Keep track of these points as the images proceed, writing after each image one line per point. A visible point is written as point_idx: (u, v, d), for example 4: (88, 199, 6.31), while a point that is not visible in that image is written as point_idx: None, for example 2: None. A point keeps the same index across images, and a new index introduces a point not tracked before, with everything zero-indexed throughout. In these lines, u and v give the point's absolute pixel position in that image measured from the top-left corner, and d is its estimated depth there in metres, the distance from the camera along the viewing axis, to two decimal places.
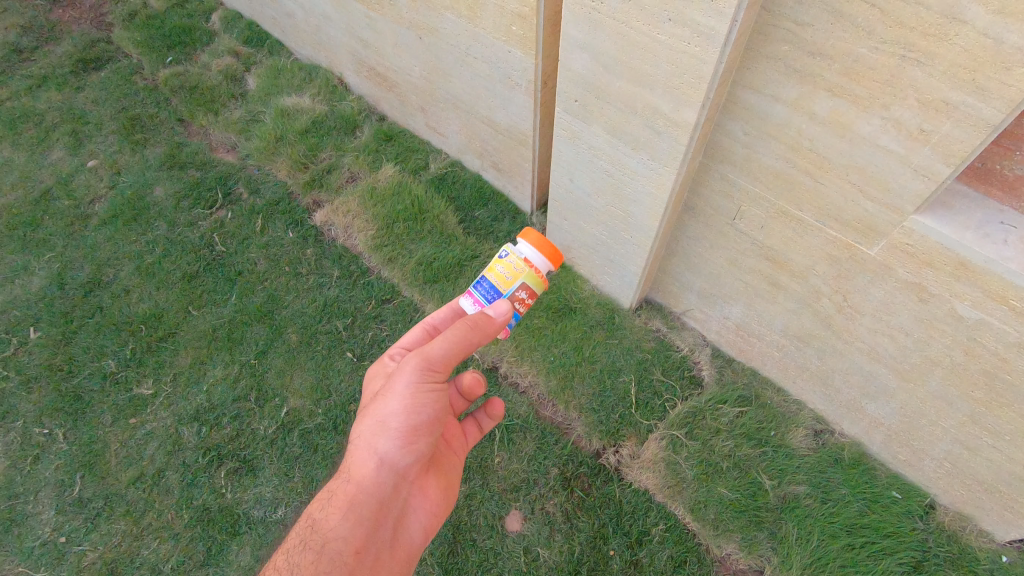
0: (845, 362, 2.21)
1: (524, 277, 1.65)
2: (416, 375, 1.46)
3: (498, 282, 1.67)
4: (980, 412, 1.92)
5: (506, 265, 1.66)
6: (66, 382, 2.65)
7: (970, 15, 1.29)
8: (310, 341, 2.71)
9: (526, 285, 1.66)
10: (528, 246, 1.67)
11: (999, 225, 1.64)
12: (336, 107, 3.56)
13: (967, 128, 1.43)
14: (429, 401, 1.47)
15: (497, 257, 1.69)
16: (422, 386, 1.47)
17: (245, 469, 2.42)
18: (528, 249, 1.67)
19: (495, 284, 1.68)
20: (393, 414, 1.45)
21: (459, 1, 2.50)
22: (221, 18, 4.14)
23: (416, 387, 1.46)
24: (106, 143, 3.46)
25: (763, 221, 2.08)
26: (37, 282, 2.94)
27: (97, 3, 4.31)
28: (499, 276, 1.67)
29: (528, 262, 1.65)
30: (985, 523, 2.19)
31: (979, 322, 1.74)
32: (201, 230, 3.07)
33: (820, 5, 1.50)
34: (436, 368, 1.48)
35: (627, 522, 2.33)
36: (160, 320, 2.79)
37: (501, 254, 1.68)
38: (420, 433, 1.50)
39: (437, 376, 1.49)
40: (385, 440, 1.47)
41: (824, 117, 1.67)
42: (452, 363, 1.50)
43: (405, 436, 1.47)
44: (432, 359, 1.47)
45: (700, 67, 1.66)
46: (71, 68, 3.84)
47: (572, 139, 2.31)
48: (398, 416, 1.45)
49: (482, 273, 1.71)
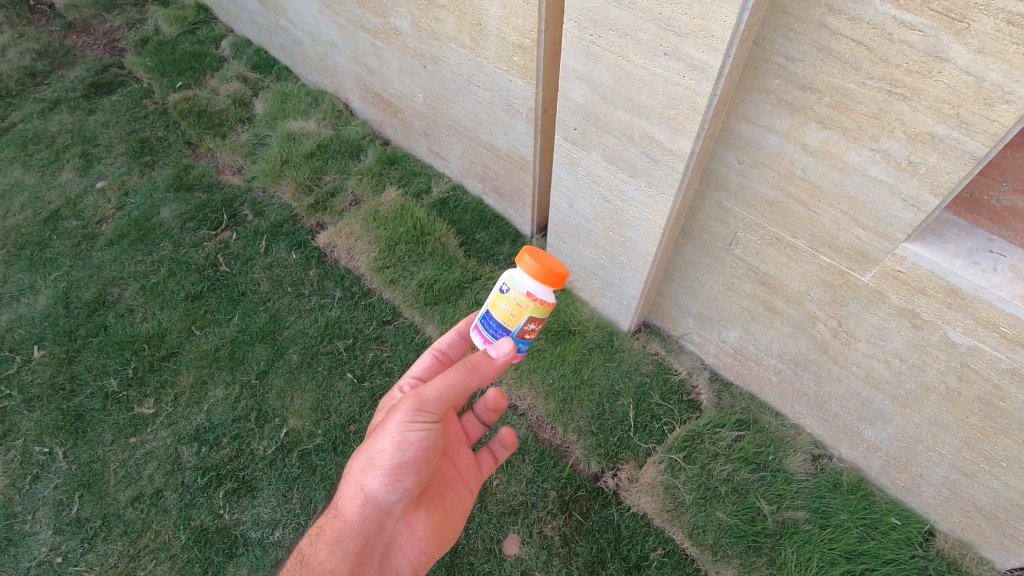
0: (842, 387, 2.22)
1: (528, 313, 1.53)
2: (411, 417, 1.52)
3: (502, 318, 1.57)
4: (976, 438, 1.93)
5: (508, 302, 1.53)
6: (68, 401, 2.66)
7: (952, 54, 1.35)
8: (311, 362, 2.74)
9: (534, 316, 1.54)
10: (526, 277, 1.51)
11: (988, 253, 1.68)
12: (341, 131, 3.63)
13: (953, 160, 1.47)
14: (420, 444, 1.54)
15: (498, 292, 1.57)
16: (414, 428, 1.53)
17: (244, 490, 2.42)
18: (528, 281, 1.51)
19: (501, 321, 1.57)
20: (382, 453, 1.54)
21: (463, 32, 2.58)
22: (231, 44, 4.25)
23: (406, 429, 1.52)
24: (115, 164, 3.53)
25: (759, 247, 2.12)
26: (43, 300, 2.97)
27: (111, 29, 4.43)
28: (502, 312, 1.56)
29: (530, 296, 1.51)
30: (985, 550, 2.18)
31: (972, 349, 1.76)
32: (206, 250, 3.12)
33: (809, 41, 1.56)
34: (428, 411, 1.52)
35: (625, 547, 2.32)
36: (163, 339, 2.82)
37: (503, 289, 1.54)
38: (408, 471, 1.58)
39: (431, 418, 1.54)
40: (375, 476, 1.58)
41: (815, 147, 1.72)
42: (446, 404, 1.54)
43: (394, 474, 1.57)
44: (427, 401, 1.51)
45: (695, 99, 1.72)
46: (83, 91, 3.94)
47: (571, 166, 2.36)
48: (387, 456, 1.54)
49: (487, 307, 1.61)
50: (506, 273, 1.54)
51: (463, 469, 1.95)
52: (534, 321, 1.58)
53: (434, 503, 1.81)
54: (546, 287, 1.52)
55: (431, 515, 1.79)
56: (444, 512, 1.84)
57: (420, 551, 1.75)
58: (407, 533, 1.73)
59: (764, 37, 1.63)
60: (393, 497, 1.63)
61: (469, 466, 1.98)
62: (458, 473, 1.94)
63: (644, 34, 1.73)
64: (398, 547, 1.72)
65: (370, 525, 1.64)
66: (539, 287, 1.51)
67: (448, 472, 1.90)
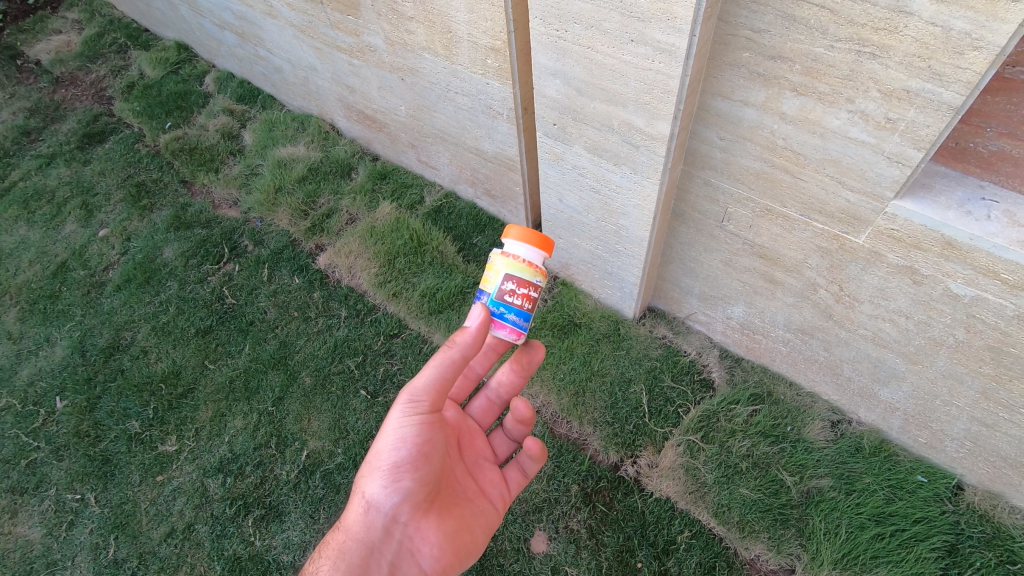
0: (851, 350, 2.21)
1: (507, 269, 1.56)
2: (400, 407, 1.56)
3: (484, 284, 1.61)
4: (992, 387, 1.91)
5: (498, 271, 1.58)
6: (95, 447, 2.73)
7: (916, 7, 1.34)
8: (324, 383, 2.77)
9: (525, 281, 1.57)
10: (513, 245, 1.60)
11: (981, 201, 1.66)
12: (330, 152, 3.67)
13: (930, 113, 1.47)
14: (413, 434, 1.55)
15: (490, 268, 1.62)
16: (408, 421, 1.56)
17: (272, 515, 2.46)
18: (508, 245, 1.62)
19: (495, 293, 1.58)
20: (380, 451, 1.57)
21: (435, 41, 2.60)
22: (214, 79, 4.31)
23: (400, 423, 1.56)
24: (115, 211, 3.60)
25: (751, 220, 2.11)
26: (60, 351, 3.04)
27: (97, 78, 4.52)
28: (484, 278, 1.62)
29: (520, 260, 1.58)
30: (1016, 499, 2.16)
31: (976, 298, 1.74)
32: (211, 285, 3.18)
33: (773, 11, 1.55)
34: (418, 399, 1.56)
35: (651, 533, 2.32)
36: (179, 377, 2.87)
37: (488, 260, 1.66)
38: (406, 469, 1.58)
39: (421, 404, 1.56)
40: (374, 479, 1.57)
41: (793, 116, 1.71)
42: (438, 391, 1.56)
43: (392, 472, 1.57)
44: (416, 391, 1.55)
45: (667, 81, 1.72)
46: (77, 143, 4.01)
47: (556, 161, 2.37)
48: (386, 452, 1.56)
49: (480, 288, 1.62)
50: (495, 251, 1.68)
51: (485, 485, 1.89)
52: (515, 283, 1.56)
53: (450, 510, 1.74)
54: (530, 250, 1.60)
55: (447, 521, 1.72)
56: (463, 520, 1.76)
57: (436, 559, 1.68)
58: (420, 538, 1.66)
59: (728, 12, 1.63)
60: (394, 499, 1.58)
61: (494, 483, 1.91)
62: (480, 489, 1.86)
63: (609, 24, 1.73)
64: (413, 553, 1.66)
65: (375, 533, 1.61)
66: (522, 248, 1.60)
67: (468, 486, 1.84)
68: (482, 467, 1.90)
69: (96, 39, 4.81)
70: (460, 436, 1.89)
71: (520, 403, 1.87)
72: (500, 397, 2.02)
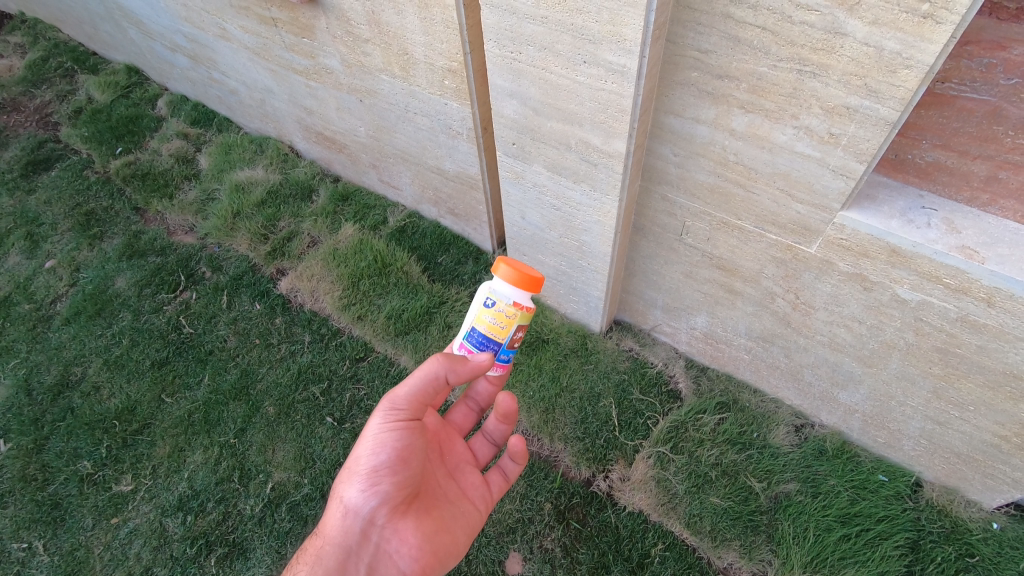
0: (810, 356, 2.27)
1: (507, 322, 1.60)
2: (379, 414, 1.56)
3: (492, 333, 1.61)
4: (942, 387, 1.98)
5: (495, 315, 1.59)
6: (43, 491, 2.58)
7: (851, 28, 1.40)
8: (288, 412, 2.70)
9: (521, 325, 1.63)
10: (508, 287, 1.58)
11: (921, 209, 1.75)
12: (289, 174, 3.62)
13: (870, 128, 1.53)
14: (392, 441, 1.55)
15: (481, 305, 1.61)
16: (387, 429, 1.55)
17: (236, 553, 2.37)
18: (512, 291, 1.59)
19: (488, 335, 1.61)
20: (358, 458, 1.55)
21: (392, 63, 2.60)
22: (167, 102, 4.21)
23: (380, 429, 1.55)
24: (63, 241, 3.45)
25: (708, 233, 2.15)
26: (3, 391, 2.88)
27: (41, 103, 4.36)
28: (489, 326, 1.61)
29: (516, 306, 1.58)
30: (971, 492, 2.24)
31: (922, 302, 1.81)
32: (167, 314, 3.07)
33: (718, 33, 1.60)
34: (398, 406, 1.56)
35: (625, 548, 2.32)
36: (134, 413, 2.75)
37: (485, 302, 1.60)
38: (385, 473, 1.55)
39: (399, 411, 1.56)
40: (353, 484, 1.55)
41: (742, 132, 1.76)
42: (417, 400, 1.57)
43: (371, 477, 1.54)
44: (394, 399, 1.56)
45: (620, 101, 1.76)
46: (21, 172, 3.85)
47: (517, 180, 2.38)
48: (364, 458, 1.54)
49: (470, 322, 1.64)
50: (486, 286, 1.61)
51: (468, 489, 1.84)
52: (521, 329, 1.65)
53: (430, 512, 1.70)
54: (528, 293, 1.60)
55: (427, 523, 1.68)
56: (442, 521, 1.72)
57: (415, 559, 1.63)
58: (398, 540, 1.62)
59: (675, 33, 1.67)
60: (372, 503, 1.56)
61: (476, 487, 1.87)
62: (462, 492, 1.82)
63: (561, 46, 1.76)
64: (391, 555, 1.62)
65: (353, 536, 1.59)
66: (518, 292, 1.59)
67: (450, 490, 1.80)
68: (464, 471, 1.86)
69: (39, 63, 4.64)
70: (442, 444, 1.84)
71: (504, 397, 1.83)
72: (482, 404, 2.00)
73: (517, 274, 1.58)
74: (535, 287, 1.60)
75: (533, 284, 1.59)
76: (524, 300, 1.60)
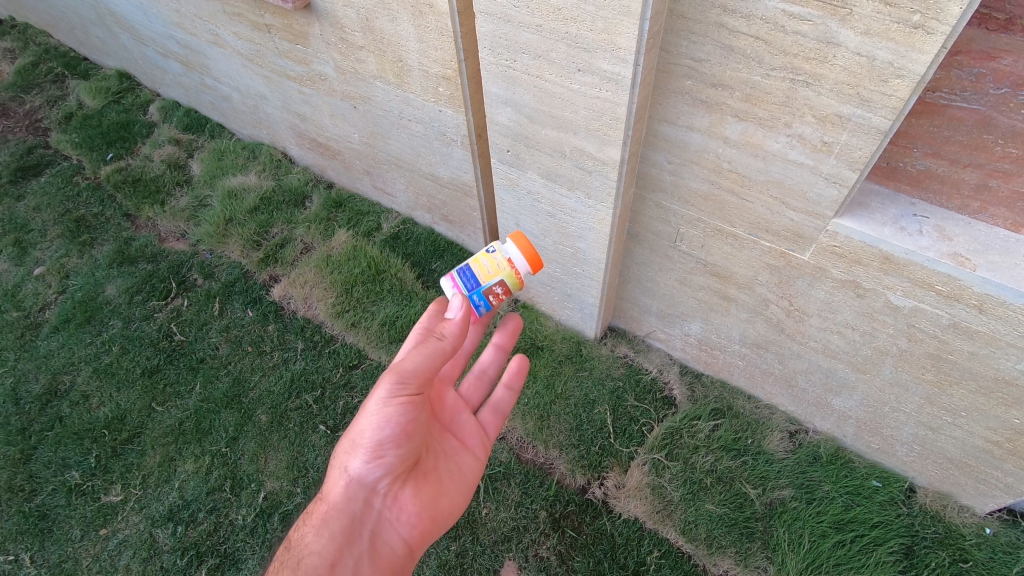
0: (804, 362, 2.27)
1: (496, 267, 1.72)
2: (385, 387, 1.49)
3: (478, 273, 1.72)
4: (935, 393, 1.99)
5: (490, 260, 1.73)
6: (30, 502, 2.54)
7: (843, 38, 1.42)
8: (280, 420, 2.68)
9: (505, 283, 1.73)
10: (514, 247, 1.73)
11: (913, 217, 1.75)
12: (283, 180, 3.60)
13: (862, 136, 1.55)
14: (399, 415, 1.51)
15: (484, 252, 1.76)
16: (393, 403, 1.50)
17: (227, 564, 2.34)
18: (514, 251, 1.74)
19: (474, 274, 1.72)
20: (363, 432, 1.50)
21: (387, 70, 2.60)
22: (159, 107, 4.18)
23: (386, 403, 1.49)
24: (52, 247, 3.42)
25: (702, 240, 2.16)
26: None
27: (31, 108, 4.32)
28: (481, 267, 1.72)
29: (511, 263, 1.72)
30: (964, 498, 2.25)
31: (914, 309, 1.82)
32: (158, 321, 3.04)
33: (712, 42, 1.61)
34: (406, 383, 1.50)
35: (621, 555, 2.31)
36: (124, 421, 2.72)
37: (489, 249, 1.75)
38: (391, 444, 1.53)
39: (408, 387, 1.50)
40: (358, 455, 1.52)
41: (736, 140, 1.77)
42: (426, 375, 1.52)
43: (378, 448, 1.52)
44: (404, 374, 1.49)
45: (615, 109, 1.76)
46: (9, 178, 3.81)
47: (511, 187, 2.38)
48: (370, 432, 1.50)
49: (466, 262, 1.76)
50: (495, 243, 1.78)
51: (461, 441, 1.85)
52: (503, 291, 1.75)
53: (429, 476, 1.71)
54: (526, 262, 1.73)
55: (424, 489, 1.69)
56: (439, 484, 1.73)
57: (414, 525, 1.65)
58: (400, 506, 1.63)
59: (669, 42, 1.68)
60: (376, 472, 1.54)
61: (469, 437, 1.88)
62: (456, 446, 1.83)
63: (556, 54, 1.77)
64: (393, 521, 1.62)
65: (357, 505, 1.56)
66: (520, 256, 1.73)
67: (445, 447, 1.80)
68: (457, 424, 1.87)
69: (30, 68, 4.61)
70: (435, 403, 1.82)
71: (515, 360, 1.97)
72: (467, 352, 1.98)
73: (524, 242, 1.74)
74: (534, 261, 1.74)
75: (534, 255, 1.73)
76: (519, 263, 1.73)
